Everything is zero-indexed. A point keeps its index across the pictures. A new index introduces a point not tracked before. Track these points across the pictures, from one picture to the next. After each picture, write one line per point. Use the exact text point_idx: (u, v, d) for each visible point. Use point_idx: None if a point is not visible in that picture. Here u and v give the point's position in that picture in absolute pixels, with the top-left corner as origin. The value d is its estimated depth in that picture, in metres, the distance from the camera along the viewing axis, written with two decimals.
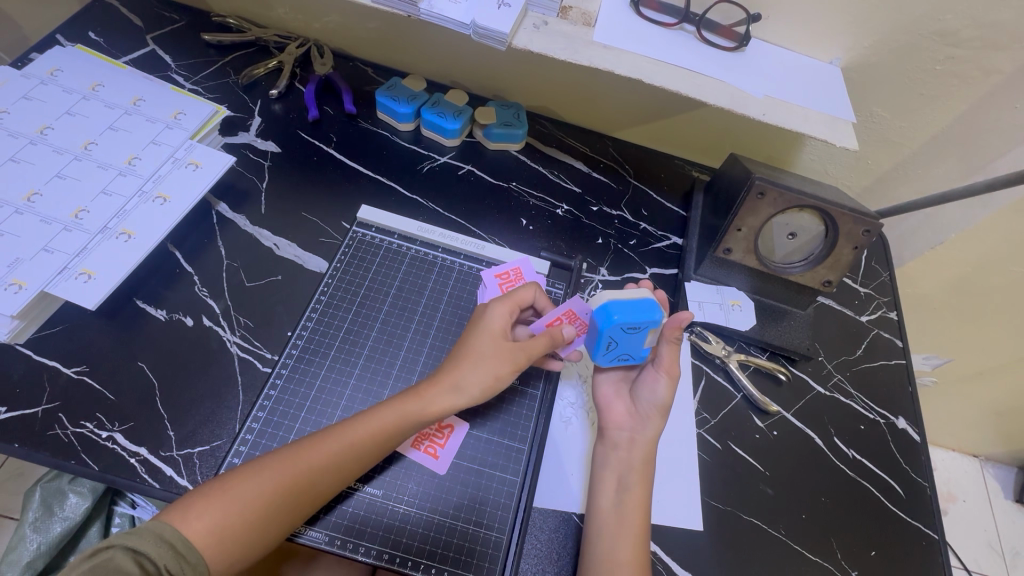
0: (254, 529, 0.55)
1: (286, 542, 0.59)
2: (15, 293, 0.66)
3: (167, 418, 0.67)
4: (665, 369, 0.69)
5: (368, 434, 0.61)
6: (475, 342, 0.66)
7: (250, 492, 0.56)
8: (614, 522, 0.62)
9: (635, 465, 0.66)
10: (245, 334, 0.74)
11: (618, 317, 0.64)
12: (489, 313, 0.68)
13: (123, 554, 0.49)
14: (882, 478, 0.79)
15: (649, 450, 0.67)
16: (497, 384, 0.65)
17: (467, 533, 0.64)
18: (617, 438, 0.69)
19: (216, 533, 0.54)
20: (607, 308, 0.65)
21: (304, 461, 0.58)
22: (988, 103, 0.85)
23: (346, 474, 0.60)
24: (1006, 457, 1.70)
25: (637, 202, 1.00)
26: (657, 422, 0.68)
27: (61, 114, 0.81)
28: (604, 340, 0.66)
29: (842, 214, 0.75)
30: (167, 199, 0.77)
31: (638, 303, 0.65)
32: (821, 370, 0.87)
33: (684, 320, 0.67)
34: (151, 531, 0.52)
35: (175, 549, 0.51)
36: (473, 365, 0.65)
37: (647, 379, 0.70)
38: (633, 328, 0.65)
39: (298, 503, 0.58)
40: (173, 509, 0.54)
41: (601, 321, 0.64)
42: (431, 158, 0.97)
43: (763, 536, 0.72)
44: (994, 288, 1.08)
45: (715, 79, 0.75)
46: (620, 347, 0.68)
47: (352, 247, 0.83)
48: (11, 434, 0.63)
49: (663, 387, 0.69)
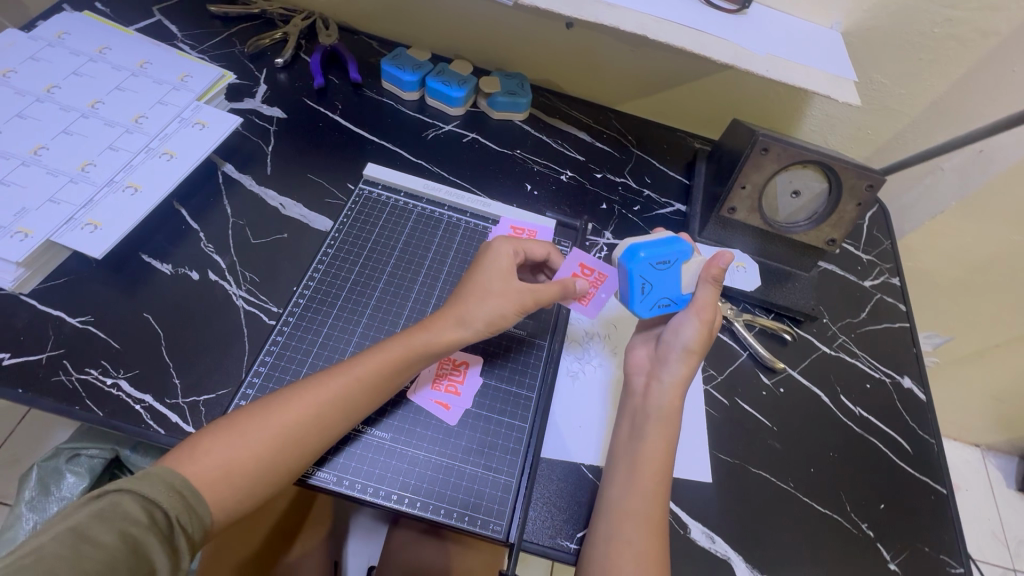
0: (257, 464, 0.55)
1: (299, 483, 0.59)
2: (20, 240, 0.66)
3: (173, 367, 0.67)
4: (699, 311, 0.65)
5: (371, 366, 0.61)
6: (480, 278, 0.64)
7: (254, 429, 0.56)
8: (623, 473, 0.62)
9: (652, 415, 0.64)
10: (251, 288, 0.74)
11: (645, 252, 0.65)
12: (495, 250, 0.66)
13: (133, 502, 0.49)
14: (888, 435, 0.79)
15: (645, 402, 0.65)
16: (506, 321, 0.64)
17: (477, 476, 0.63)
18: (635, 385, 0.68)
19: (222, 473, 0.54)
20: (633, 247, 0.66)
21: (303, 399, 0.58)
22: (987, 67, 0.86)
23: (353, 409, 0.60)
24: (1006, 445, 1.70)
25: (640, 170, 1.01)
26: (682, 365, 0.64)
27: (68, 74, 0.81)
28: (636, 282, 0.66)
29: (845, 169, 0.76)
30: (173, 155, 0.77)
31: (662, 239, 0.67)
32: (826, 331, 0.87)
33: (724, 257, 0.65)
34: (158, 478, 0.52)
35: (185, 502, 0.51)
36: (477, 298, 0.63)
37: (676, 324, 0.67)
38: (663, 262, 0.66)
39: (301, 441, 0.57)
40: (174, 455, 0.54)
41: (630, 259, 0.65)
42: (436, 126, 0.98)
43: (772, 489, 0.72)
44: (993, 261, 1.08)
45: (719, 37, 0.76)
46: (657, 289, 0.66)
47: (358, 205, 0.83)
48: (14, 380, 0.63)
49: (692, 328, 0.65)
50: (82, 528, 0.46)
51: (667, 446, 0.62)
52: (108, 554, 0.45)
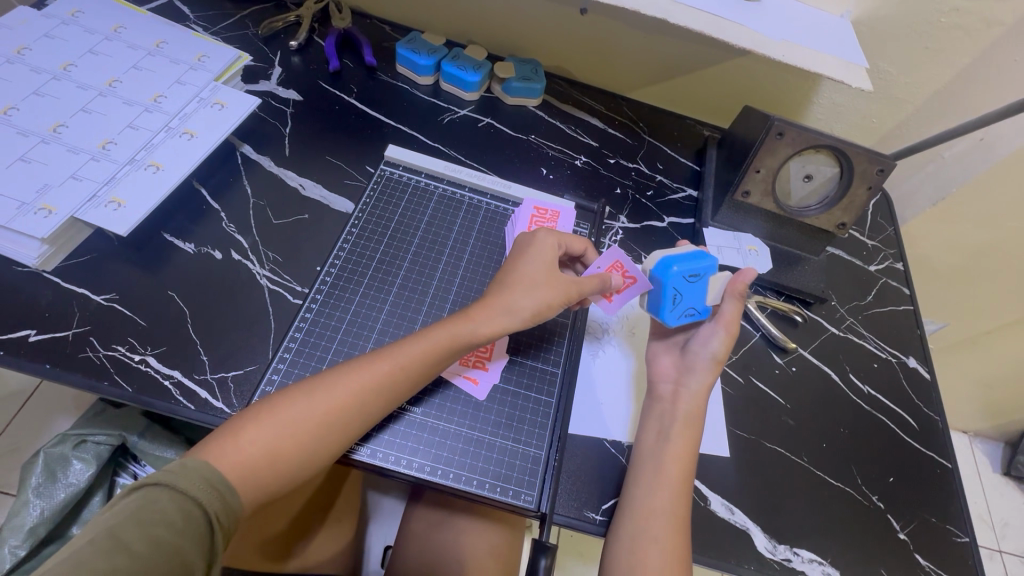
0: (301, 449, 0.56)
1: (340, 460, 0.60)
2: (44, 217, 0.66)
3: (200, 344, 0.67)
4: (725, 323, 0.68)
5: (416, 353, 0.62)
6: (526, 269, 0.67)
7: (298, 416, 0.56)
8: (653, 473, 0.62)
9: (680, 418, 0.65)
10: (274, 267, 0.74)
11: (678, 267, 0.67)
12: (540, 242, 0.69)
13: (167, 497, 0.48)
14: (895, 412, 0.82)
15: (672, 405, 0.67)
16: (553, 307, 0.65)
17: (507, 448, 0.64)
18: (662, 391, 0.68)
19: (264, 458, 0.54)
20: (666, 260, 0.67)
21: (347, 384, 0.59)
22: (991, 56, 0.88)
23: (394, 394, 0.61)
24: (993, 432, 1.75)
25: (652, 156, 1.02)
26: (708, 374, 0.67)
27: (84, 53, 0.81)
28: (669, 292, 0.68)
29: (857, 153, 0.78)
30: (194, 135, 0.77)
31: (693, 252, 0.69)
32: (834, 313, 0.90)
33: (749, 275, 0.68)
34: (194, 470, 0.51)
35: (223, 495, 0.52)
36: (521, 289, 0.65)
37: (701, 334, 0.70)
38: (693, 276, 0.68)
39: (345, 426, 0.58)
40: (213, 442, 0.54)
41: (663, 272, 0.67)
42: (451, 111, 0.98)
43: (787, 464, 0.74)
44: (990, 248, 1.11)
45: (736, 22, 0.77)
46: (687, 300, 0.69)
47: (379, 185, 0.84)
48: (41, 356, 0.63)
49: (719, 342, 0.68)
50: (117, 529, 0.45)
51: (693, 446, 0.64)
52: (141, 559, 0.45)
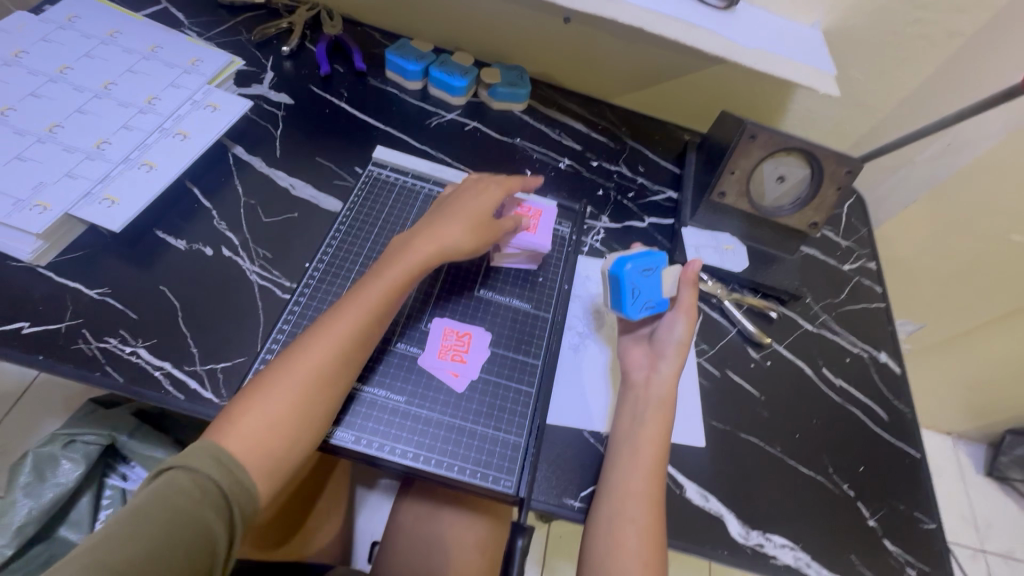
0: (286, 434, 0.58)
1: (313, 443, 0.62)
2: (39, 213, 0.68)
3: (190, 337, 0.69)
4: (685, 309, 0.72)
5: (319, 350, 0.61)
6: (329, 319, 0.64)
7: (258, 411, 0.57)
8: (625, 458, 0.65)
9: (652, 403, 0.68)
10: (264, 263, 0.77)
11: (632, 263, 0.72)
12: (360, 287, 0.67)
13: (183, 475, 0.52)
14: (867, 405, 0.85)
15: (646, 392, 0.69)
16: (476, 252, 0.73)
17: (488, 436, 0.67)
18: (635, 378, 0.71)
19: (269, 431, 0.57)
20: (621, 259, 0.73)
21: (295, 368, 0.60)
22: (954, 64, 0.92)
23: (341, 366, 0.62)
24: (975, 433, 1.79)
25: (634, 159, 1.06)
26: (676, 359, 0.70)
27: (80, 56, 0.83)
28: (627, 287, 0.72)
29: (827, 155, 0.82)
30: (187, 136, 0.80)
31: (645, 250, 0.74)
32: (809, 310, 0.93)
33: (697, 263, 0.73)
34: (203, 455, 0.54)
35: (230, 475, 0.54)
36: (456, 224, 0.72)
37: (665, 323, 0.73)
38: (647, 269, 0.73)
39: (313, 400, 0.59)
40: (214, 429, 0.56)
41: (618, 268, 0.72)
42: (439, 115, 1.01)
43: (761, 453, 0.76)
44: (961, 250, 1.15)
45: (709, 30, 0.81)
46: (644, 292, 0.73)
47: (367, 185, 0.86)
48: (34, 348, 0.64)
49: (682, 325, 0.72)
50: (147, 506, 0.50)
51: (664, 432, 0.66)
52: (172, 527, 0.49)
